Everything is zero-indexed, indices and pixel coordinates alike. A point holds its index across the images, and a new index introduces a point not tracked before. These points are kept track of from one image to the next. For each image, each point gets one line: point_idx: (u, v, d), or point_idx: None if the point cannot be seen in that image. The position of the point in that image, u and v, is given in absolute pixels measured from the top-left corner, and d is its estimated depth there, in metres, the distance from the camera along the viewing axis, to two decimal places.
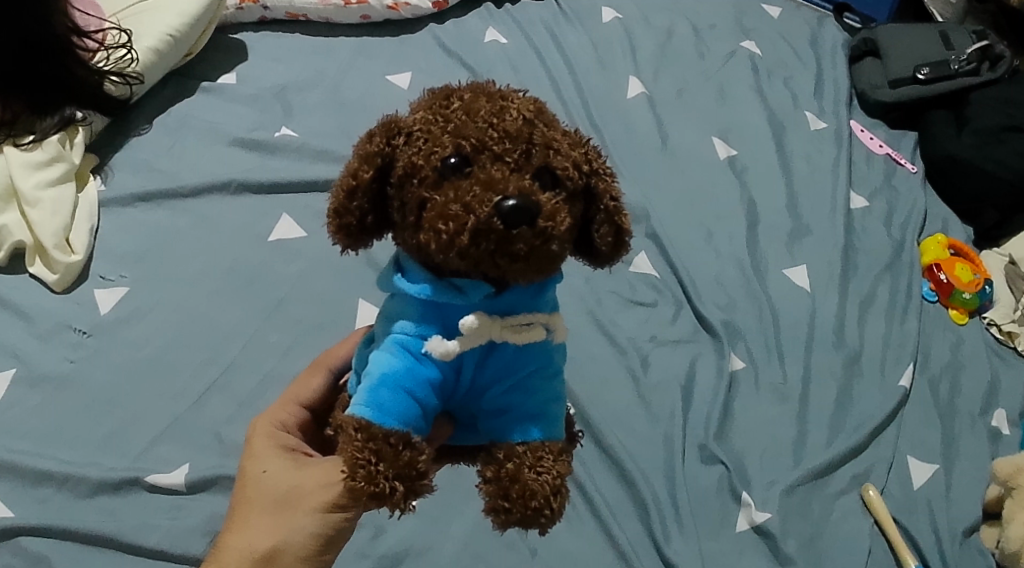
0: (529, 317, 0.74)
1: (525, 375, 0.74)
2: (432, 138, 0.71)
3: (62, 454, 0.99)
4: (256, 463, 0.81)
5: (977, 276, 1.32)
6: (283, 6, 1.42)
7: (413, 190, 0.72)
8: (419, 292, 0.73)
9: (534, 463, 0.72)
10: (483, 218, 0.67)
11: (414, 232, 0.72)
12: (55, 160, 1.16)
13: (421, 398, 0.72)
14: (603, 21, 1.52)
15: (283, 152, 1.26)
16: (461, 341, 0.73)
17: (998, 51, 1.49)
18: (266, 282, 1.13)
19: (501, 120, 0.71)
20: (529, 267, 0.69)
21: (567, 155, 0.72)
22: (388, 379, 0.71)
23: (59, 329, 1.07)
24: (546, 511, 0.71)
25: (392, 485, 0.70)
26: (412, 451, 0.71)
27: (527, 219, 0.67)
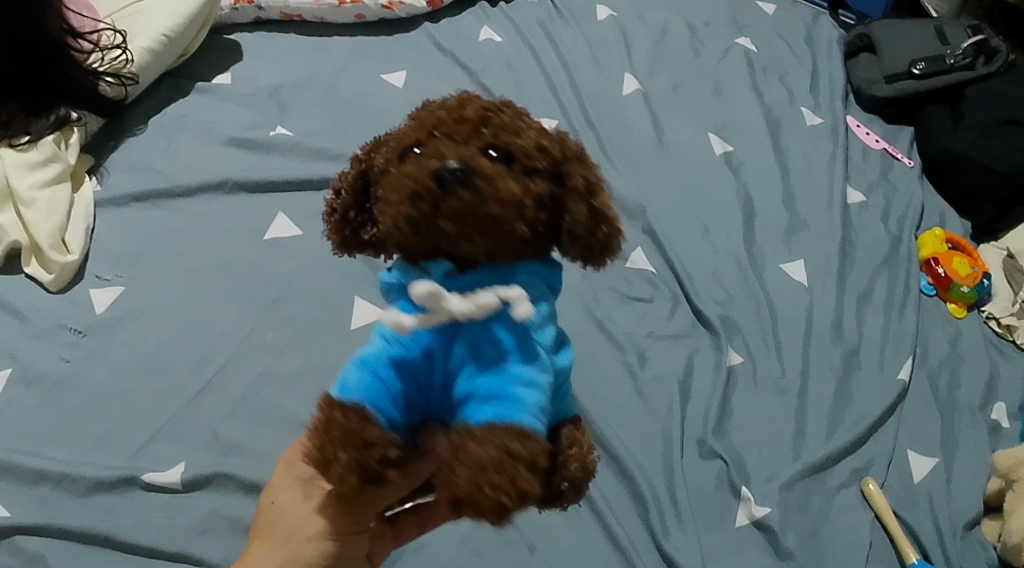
0: (492, 291, 0.69)
1: (488, 353, 0.68)
2: (400, 132, 0.72)
3: (57, 453, 1.00)
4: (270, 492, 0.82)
5: (975, 270, 1.32)
6: (278, 6, 1.43)
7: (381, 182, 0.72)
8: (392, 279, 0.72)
9: (488, 436, 0.65)
10: (425, 183, 0.67)
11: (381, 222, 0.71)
12: (51, 160, 1.17)
13: (392, 383, 0.68)
14: (597, 19, 1.53)
15: (277, 152, 1.27)
16: (424, 316, 0.69)
17: (994, 44, 1.50)
18: (261, 281, 1.14)
19: (464, 108, 0.71)
20: (473, 231, 0.67)
21: (532, 138, 0.70)
22: (364, 362, 0.68)
23: (55, 329, 1.08)
24: (500, 489, 0.64)
25: (337, 455, 0.66)
26: (363, 421, 0.66)
27: (465, 181, 0.66)
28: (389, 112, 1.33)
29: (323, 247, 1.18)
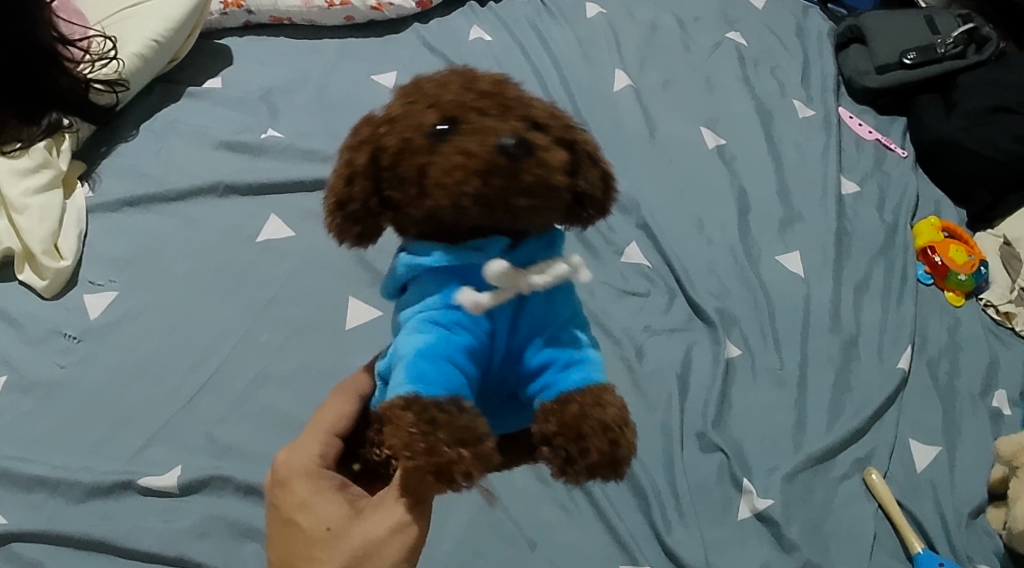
0: (551, 261, 0.72)
1: (552, 326, 0.73)
2: (412, 112, 0.70)
3: (54, 459, 1.02)
4: (315, 518, 0.75)
5: (972, 257, 1.32)
6: (266, 10, 1.43)
7: (407, 164, 0.69)
8: (430, 262, 0.72)
9: (590, 411, 0.70)
10: (483, 155, 0.68)
11: (420, 203, 0.70)
12: (42, 166, 1.19)
13: (463, 366, 0.70)
14: (587, 17, 1.53)
15: (268, 155, 1.28)
16: (493, 295, 0.71)
17: (984, 33, 1.51)
18: (255, 282, 1.17)
19: (474, 86, 0.71)
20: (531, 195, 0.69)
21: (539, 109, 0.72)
22: (429, 352, 0.70)
23: (49, 335, 1.10)
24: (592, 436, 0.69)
25: (454, 452, 0.67)
26: (467, 414, 0.68)
27: (522, 152, 0.68)
28: None
29: (315, 250, 1.20)
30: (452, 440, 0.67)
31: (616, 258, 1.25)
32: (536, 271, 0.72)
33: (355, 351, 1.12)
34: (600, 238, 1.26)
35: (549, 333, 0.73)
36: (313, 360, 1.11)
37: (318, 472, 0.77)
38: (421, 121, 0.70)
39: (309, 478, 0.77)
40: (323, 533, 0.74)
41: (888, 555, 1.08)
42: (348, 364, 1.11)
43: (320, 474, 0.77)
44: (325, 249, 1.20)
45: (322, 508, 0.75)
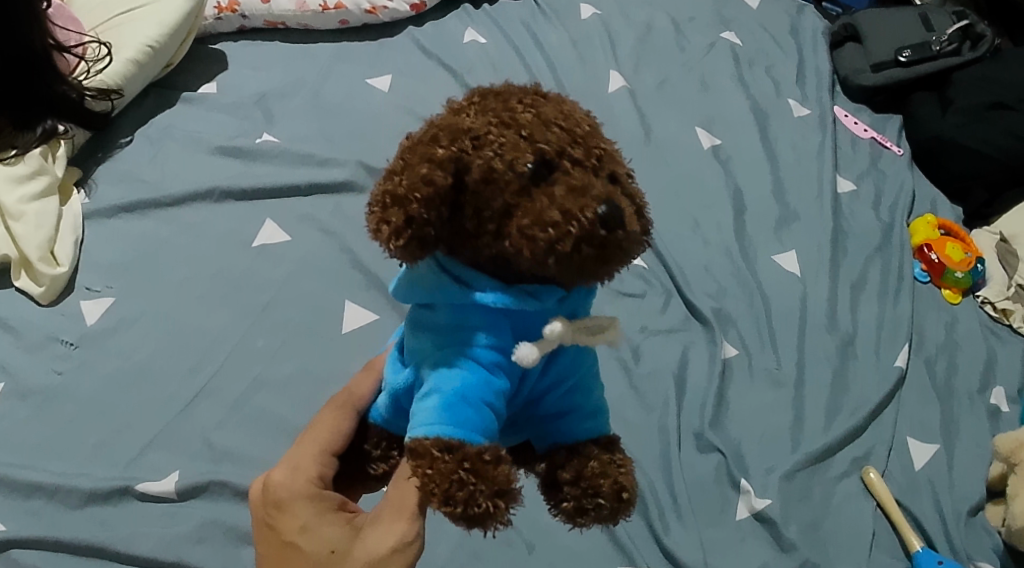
0: (597, 320, 0.71)
1: (581, 378, 0.72)
2: (508, 144, 0.67)
3: (51, 465, 1.02)
4: (317, 540, 0.76)
5: (968, 255, 1.32)
6: (261, 14, 1.43)
7: (493, 197, 0.67)
8: (491, 300, 0.69)
9: (607, 469, 0.70)
10: (585, 223, 0.65)
11: (495, 241, 0.67)
12: (38, 173, 1.19)
13: (500, 411, 0.69)
14: (581, 18, 1.53)
15: (264, 159, 1.28)
16: (542, 349, 0.69)
17: (979, 29, 1.52)
18: (251, 287, 1.17)
19: (568, 125, 0.69)
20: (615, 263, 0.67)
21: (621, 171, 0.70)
22: (473, 395, 0.68)
23: (46, 341, 1.10)
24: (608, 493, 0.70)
25: (488, 503, 0.66)
26: (500, 465, 0.67)
27: (620, 221, 0.66)
28: (375, 117, 1.34)
29: (311, 254, 1.20)
30: (489, 489, 0.66)
31: None
32: (581, 329, 0.71)
33: (351, 355, 1.12)
34: None
35: (577, 385, 0.72)
36: (310, 364, 1.11)
37: (318, 492, 0.77)
38: (518, 156, 0.66)
39: (308, 499, 0.77)
40: (326, 555, 0.75)
41: (887, 554, 1.09)
42: (345, 368, 1.11)
43: (320, 495, 0.77)
44: (321, 253, 1.20)
45: (324, 529, 0.76)
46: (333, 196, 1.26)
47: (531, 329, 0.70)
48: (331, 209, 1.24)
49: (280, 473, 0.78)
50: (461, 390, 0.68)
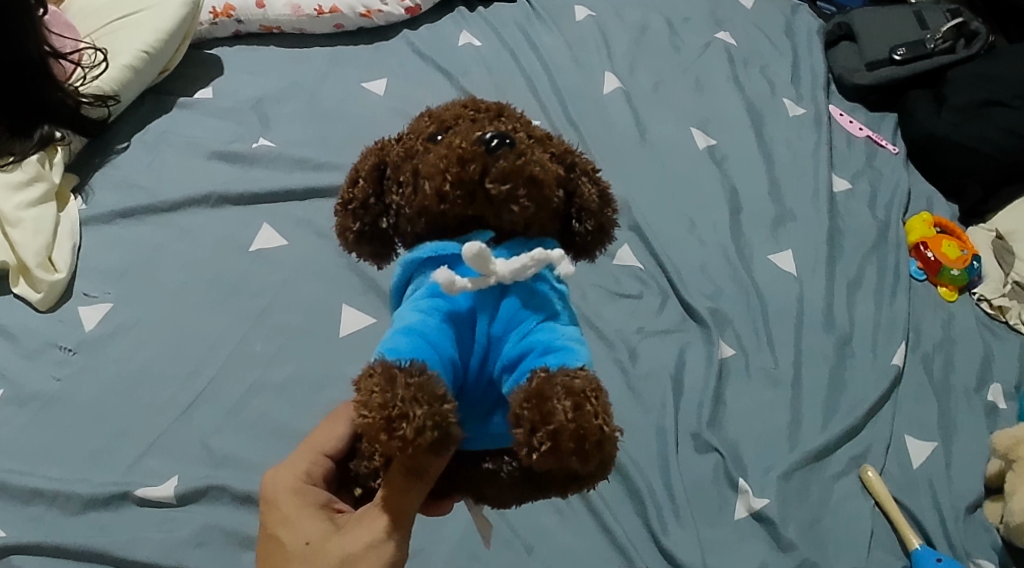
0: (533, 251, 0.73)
1: (534, 317, 0.73)
2: (418, 129, 0.76)
3: (51, 472, 1.03)
4: (296, 533, 0.79)
5: (965, 252, 1.32)
6: (256, 19, 1.43)
7: (407, 166, 0.75)
8: (431, 250, 0.74)
9: (560, 385, 0.69)
10: (471, 148, 0.72)
11: (413, 197, 0.74)
12: (35, 180, 1.19)
13: (442, 347, 0.71)
14: (576, 20, 1.53)
15: (260, 164, 1.28)
16: (474, 280, 0.71)
17: (972, 28, 1.52)
18: (249, 292, 1.17)
19: (476, 105, 0.77)
20: (512, 183, 0.72)
21: (533, 132, 0.76)
22: (410, 330, 0.71)
23: (45, 347, 1.10)
24: (561, 406, 0.68)
25: (414, 413, 0.67)
26: (430, 381, 0.68)
27: (505, 142, 0.72)
28: (371, 120, 1.34)
29: (308, 258, 1.20)
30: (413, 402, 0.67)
31: (609, 260, 1.25)
32: (514, 260, 0.72)
33: (350, 358, 1.13)
34: None
35: (529, 323, 0.72)
36: (307, 368, 1.11)
37: (304, 489, 0.80)
38: (421, 127, 0.76)
39: (295, 494, 0.80)
40: (302, 546, 0.78)
41: (885, 552, 1.09)
42: (343, 371, 1.12)
43: (306, 491, 0.80)
44: (318, 257, 1.21)
45: (304, 522, 0.79)
46: (330, 201, 1.26)
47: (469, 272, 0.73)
48: (328, 213, 1.25)
49: (275, 472, 0.82)
50: (403, 329, 0.71)
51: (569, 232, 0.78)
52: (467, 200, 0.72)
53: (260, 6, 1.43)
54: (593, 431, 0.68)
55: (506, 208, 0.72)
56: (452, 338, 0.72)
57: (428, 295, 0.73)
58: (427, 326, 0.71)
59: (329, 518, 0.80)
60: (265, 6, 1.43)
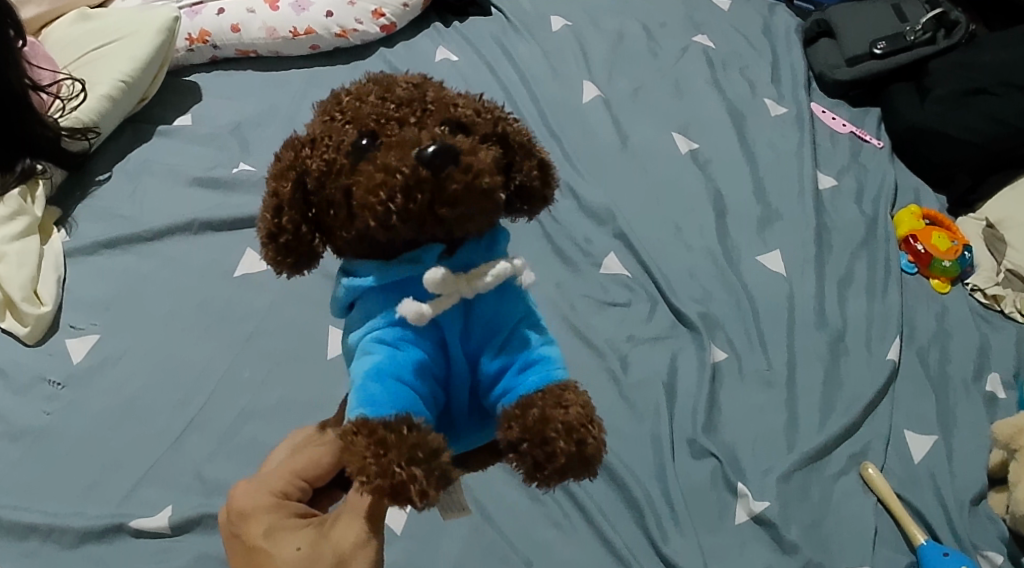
0: (491, 265, 0.74)
1: (508, 328, 0.75)
2: (336, 131, 0.72)
3: (45, 507, 1.02)
4: (282, 544, 0.77)
5: (955, 243, 1.31)
6: (232, 44, 1.43)
7: (335, 186, 0.72)
8: (369, 284, 0.75)
9: (556, 402, 0.73)
10: (409, 173, 0.69)
11: (348, 226, 0.73)
12: (17, 214, 1.19)
13: (412, 384, 0.72)
14: (553, 30, 1.53)
15: (242, 189, 1.28)
16: (435, 304, 0.73)
17: (953, 17, 1.51)
18: (235, 317, 1.16)
19: (393, 94, 0.73)
20: (468, 210, 0.70)
21: (466, 105, 0.74)
22: (384, 373, 0.72)
23: (34, 382, 1.10)
24: (560, 443, 0.71)
25: (409, 471, 0.69)
26: (418, 432, 0.70)
27: (452, 159, 0.69)
28: None
29: (294, 281, 1.20)
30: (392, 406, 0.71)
31: (595, 270, 1.24)
32: (480, 271, 0.74)
33: (341, 379, 1.12)
34: (577, 252, 1.26)
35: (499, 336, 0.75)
36: (296, 392, 1.11)
37: (282, 503, 0.80)
38: (338, 135, 0.72)
39: (272, 510, 0.79)
40: (291, 553, 0.76)
41: (890, 549, 1.08)
42: (332, 395, 1.11)
43: (284, 506, 0.80)
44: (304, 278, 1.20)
45: (284, 536, 0.78)
46: None
47: (418, 291, 0.74)
48: None
49: (245, 491, 0.81)
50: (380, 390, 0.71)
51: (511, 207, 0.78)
52: (324, 171, 0.72)
53: (235, 30, 1.42)
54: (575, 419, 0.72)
55: (460, 225, 0.71)
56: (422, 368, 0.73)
57: (382, 320, 0.74)
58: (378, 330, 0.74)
59: (310, 525, 0.79)
60: (240, 30, 1.43)
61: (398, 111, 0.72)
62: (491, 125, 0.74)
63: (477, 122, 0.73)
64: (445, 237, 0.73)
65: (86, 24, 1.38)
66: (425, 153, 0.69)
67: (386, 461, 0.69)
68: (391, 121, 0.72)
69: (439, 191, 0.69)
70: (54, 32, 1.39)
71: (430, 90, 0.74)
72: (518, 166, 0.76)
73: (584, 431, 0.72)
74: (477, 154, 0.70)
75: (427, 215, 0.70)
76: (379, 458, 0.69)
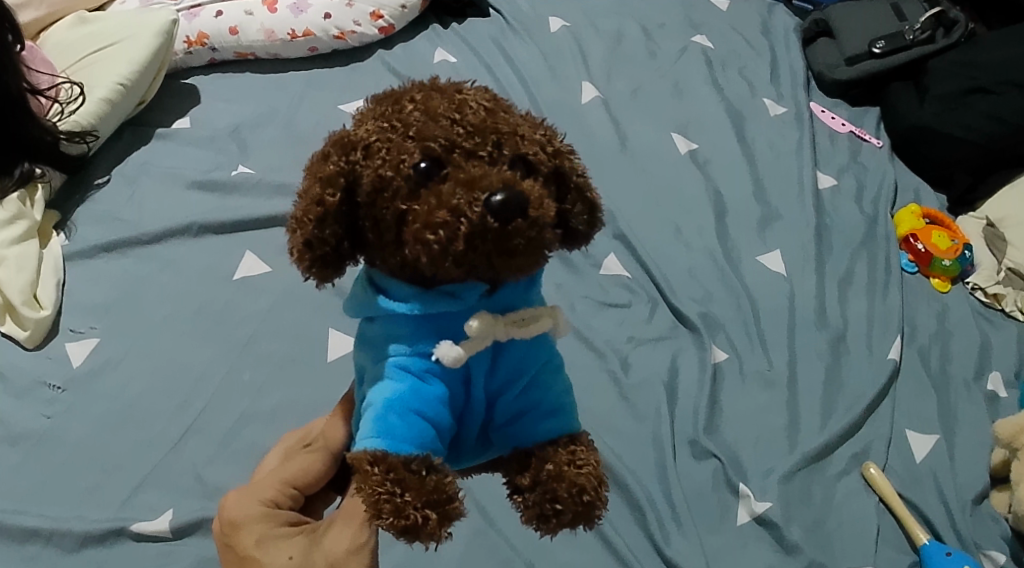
0: (531, 312, 0.74)
1: (536, 373, 0.74)
2: (395, 147, 0.69)
3: (45, 511, 1.02)
4: (276, 553, 0.77)
5: (955, 242, 1.31)
6: (231, 46, 1.43)
7: (386, 205, 0.70)
8: (405, 310, 0.72)
9: (571, 459, 0.72)
10: (475, 219, 0.66)
11: (396, 249, 0.71)
12: (16, 218, 1.19)
13: (432, 418, 0.72)
14: (551, 31, 1.53)
15: (241, 191, 1.28)
16: (468, 346, 0.72)
17: (952, 15, 1.51)
18: (235, 320, 1.16)
19: (463, 115, 0.70)
20: (526, 261, 0.69)
21: (532, 139, 0.71)
22: (404, 408, 0.71)
23: (34, 386, 1.10)
24: (570, 502, 0.71)
25: (423, 514, 0.69)
26: (436, 474, 0.70)
27: (519, 211, 0.67)
28: None
29: (293, 284, 1.19)
30: (409, 443, 0.70)
31: (595, 270, 1.24)
32: (511, 316, 0.73)
33: (340, 382, 1.12)
34: (577, 253, 1.26)
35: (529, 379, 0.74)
36: (296, 395, 1.11)
37: (272, 513, 0.80)
38: (399, 153, 0.69)
39: (262, 520, 0.79)
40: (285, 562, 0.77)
41: (893, 549, 1.08)
42: (332, 397, 1.11)
43: (275, 515, 0.80)
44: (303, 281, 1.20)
45: (274, 546, 0.78)
46: None
47: (451, 328, 0.73)
48: None
49: (235, 501, 0.81)
50: (401, 423, 0.71)
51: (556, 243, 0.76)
52: (377, 188, 0.70)
53: (233, 33, 1.42)
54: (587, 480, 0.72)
55: (511, 272, 0.69)
56: (445, 404, 0.72)
57: (410, 348, 0.72)
58: (405, 358, 0.72)
59: (302, 532, 0.79)
60: (238, 32, 1.42)
61: (467, 140, 0.69)
62: (553, 162, 0.72)
63: (541, 160, 0.71)
64: (488, 279, 0.71)
65: (83, 27, 1.38)
66: (494, 202, 0.66)
67: (401, 502, 0.69)
68: (458, 151, 0.69)
69: (501, 242, 0.67)
70: (53, 35, 1.39)
71: (502, 119, 0.71)
72: (572, 207, 0.74)
73: (594, 494, 0.72)
74: (541, 200, 0.68)
75: (483, 262, 0.68)
76: (393, 495, 0.69)
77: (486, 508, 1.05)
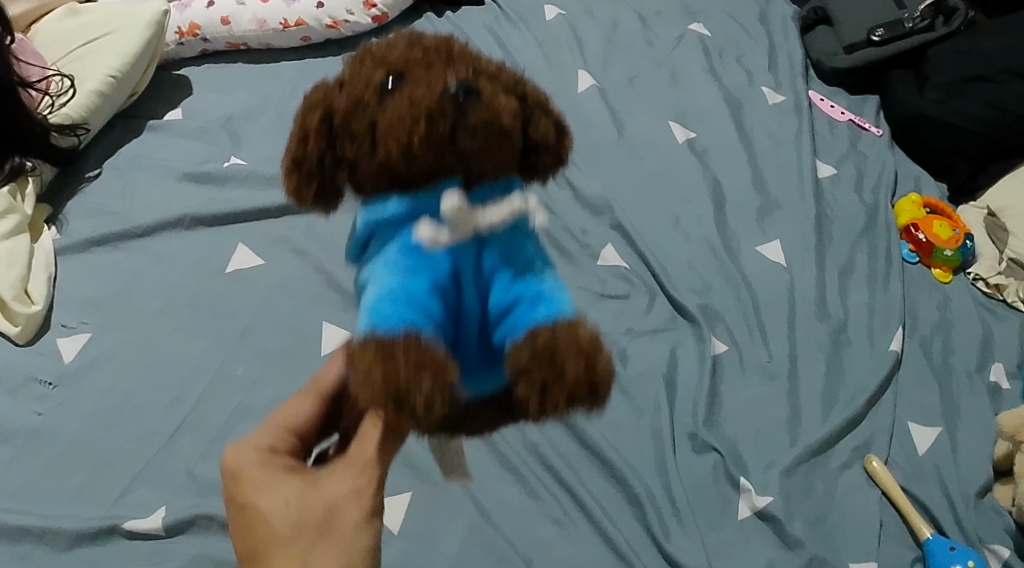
0: (509, 199, 0.74)
1: (523, 260, 0.74)
2: (365, 69, 0.74)
3: (37, 509, 1.00)
4: (273, 496, 0.75)
5: (956, 232, 1.29)
6: (222, 36, 1.41)
7: (362, 119, 0.73)
8: (391, 210, 0.73)
9: (566, 328, 0.71)
10: (435, 102, 0.71)
11: (371, 158, 0.72)
12: (7, 212, 1.16)
13: (424, 300, 0.71)
14: (547, 19, 1.51)
15: (233, 183, 1.26)
16: (450, 229, 0.72)
17: (952, 3, 1.47)
18: (227, 314, 1.14)
19: (421, 40, 0.75)
20: (489, 143, 0.72)
21: (490, 60, 0.76)
22: (396, 291, 0.71)
23: (24, 382, 1.08)
24: (572, 371, 0.70)
25: (423, 396, 0.68)
26: (430, 347, 0.69)
27: (473, 96, 0.71)
28: None
29: (285, 277, 1.17)
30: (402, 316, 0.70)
31: (593, 261, 1.22)
32: (494, 204, 0.74)
33: None
34: (575, 243, 1.23)
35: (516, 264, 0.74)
36: (289, 390, 1.09)
37: (269, 457, 0.77)
38: (369, 73, 0.74)
39: (261, 466, 0.77)
40: (282, 507, 0.75)
41: (896, 543, 1.06)
42: None
43: (271, 458, 0.77)
44: (295, 273, 1.18)
45: (274, 489, 0.76)
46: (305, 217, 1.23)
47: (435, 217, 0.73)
48: (304, 230, 1.22)
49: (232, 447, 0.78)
50: (394, 295, 0.71)
51: (530, 166, 0.77)
52: (353, 105, 0.73)
53: (224, 23, 1.40)
54: (585, 343, 0.71)
55: (479, 161, 0.73)
56: (432, 271, 0.72)
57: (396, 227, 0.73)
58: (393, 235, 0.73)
59: (299, 474, 0.77)
60: (230, 22, 1.40)
61: (424, 53, 0.74)
62: (512, 81, 0.76)
63: (499, 74, 0.75)
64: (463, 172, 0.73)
65: (74, 19, 1.36)
66: (451, 89, 0.71)
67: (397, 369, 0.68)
68: (419, 62, 0.73)
69: (460, 121, 0.71)
70: (44, 27, 1.36)
71: (455, 42, 0.76)
72: (537, 125, 0.76)
73: (591, 358, 0.71)
74: (496, 94, 0.73)
75: (448, 146, 0.71)
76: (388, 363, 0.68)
77: (484, 501, 1.03)
